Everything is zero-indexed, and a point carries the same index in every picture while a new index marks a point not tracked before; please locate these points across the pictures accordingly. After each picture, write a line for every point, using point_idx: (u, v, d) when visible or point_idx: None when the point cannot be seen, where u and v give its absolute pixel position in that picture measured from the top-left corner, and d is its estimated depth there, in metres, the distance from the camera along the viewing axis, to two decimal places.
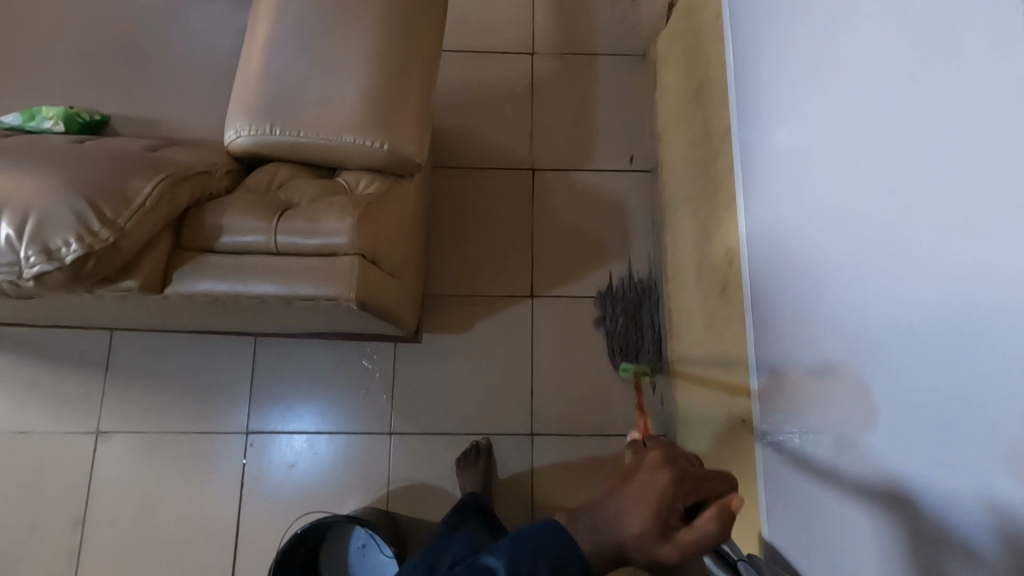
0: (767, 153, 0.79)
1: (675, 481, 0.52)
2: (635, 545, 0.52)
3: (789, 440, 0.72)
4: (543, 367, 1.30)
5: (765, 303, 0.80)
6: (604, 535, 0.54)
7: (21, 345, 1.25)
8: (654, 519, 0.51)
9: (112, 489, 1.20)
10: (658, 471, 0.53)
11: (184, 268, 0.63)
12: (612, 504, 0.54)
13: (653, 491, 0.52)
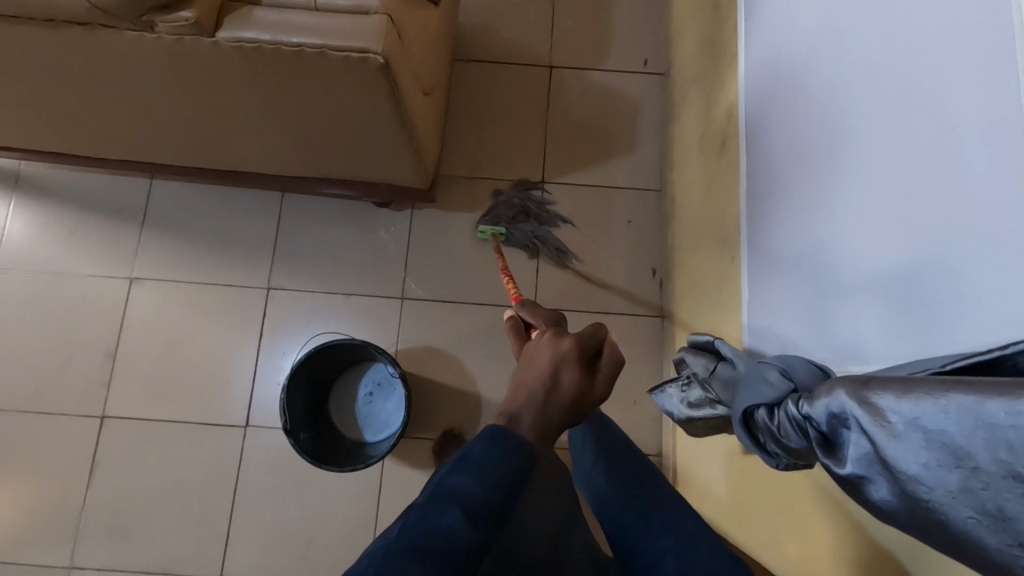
0: (779, 4, 0.83)
1: (578, 338, 0.58)
2: (571, 401, 0.55)
3: (778, 263, 0.79)
4: (549, 249, 1.37)
5: (764, 144, 0.86)
6: (552, 406, 0.54)
7: (66, 196, 1.34)
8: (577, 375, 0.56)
9: (142, 329, 1.30)
10: (565, 337, 0.58)
11: (235, 17, 0.68)
12: (543, 382, 0.55)
13: (564, 353, 0.56)
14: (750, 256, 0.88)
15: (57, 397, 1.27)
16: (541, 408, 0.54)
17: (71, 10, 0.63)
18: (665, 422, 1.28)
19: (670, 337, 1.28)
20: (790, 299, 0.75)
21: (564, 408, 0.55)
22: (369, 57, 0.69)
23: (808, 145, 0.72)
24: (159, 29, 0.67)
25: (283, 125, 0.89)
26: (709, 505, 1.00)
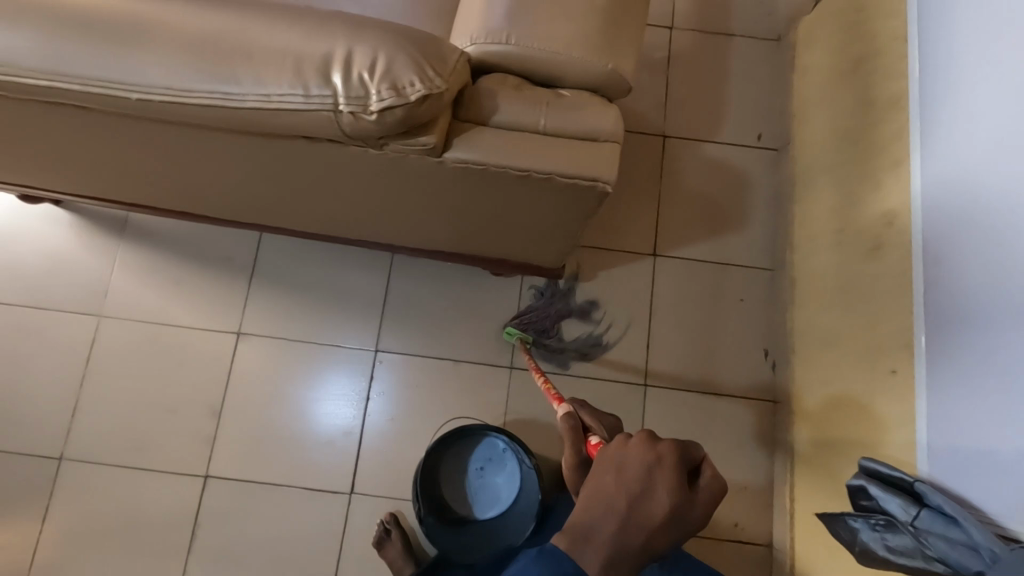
0: (961, 127, 0.83)
1: (671, 450, 0.55)
2: (659, 521, 0.53)
3: (963, 394, 0.78)
4: (660, 323, 1.35)
5: (940, 260, 0.85)
6: (631, 523, 0.52)
7: (175, 245, 1.32)
8: (662, 482, 0.54)
9: (247, 386, 1.28)
10: (657, 443, 0.56)
11: (462, 137, 0.66)
12: (627, 494, 0.53)
13: (673, 462, 0.55)
14: (926, 379, 0.86)
15: (160, 453, 1.24)
16: (653, 521, 0.52)
17: (313, 131, 0.61)
18: (776, 511, 1.25)
19: (784, 423, 1.26)
20: (948, 416, 0.81)
21: (676, 524, 0.54)
22: (596, 186, 0.67)
23: (1004, 304, 0.74)
24: (388, 147, 0.64)
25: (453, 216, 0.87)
26: None
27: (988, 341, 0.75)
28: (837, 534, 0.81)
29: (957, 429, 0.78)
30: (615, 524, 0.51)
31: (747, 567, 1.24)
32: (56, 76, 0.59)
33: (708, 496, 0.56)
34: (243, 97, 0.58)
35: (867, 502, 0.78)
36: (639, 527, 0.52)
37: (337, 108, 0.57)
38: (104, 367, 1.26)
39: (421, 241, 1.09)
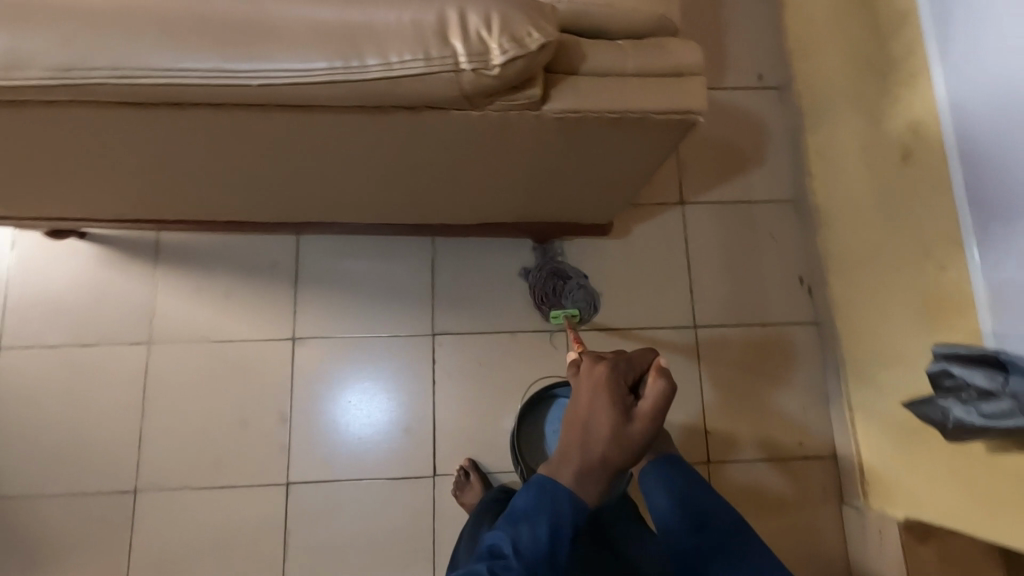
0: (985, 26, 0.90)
1: (603, 372, 0.74)
2: (610, 430, 0.70)
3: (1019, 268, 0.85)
4: (699, 267, 1.40)
5: (979, 153, 0.92)
6: (586, 438, 0.71)
7: (213, 261, 1.31)
8: (608, 406, 0.71)
9: (313, 389, 1.28)
10: (593, 371, 0.75)
11: (559, 88, 0.69)
12: (583, 424, 0.71)
13: (607, 384, 0.73)
14: (977, 268, 0.93)
15: (237, 468, 1.23)
16: (614, 435, 0.70)
17: (430, 97, 0.62)
18: (836, 423, 1.33)
19: (830, 340, 1.33)
20: (1011, 303, 0.87)
21: (628, 429, 0.71)
22: (687, 118, 0.72)
23: None
24: (493, 106, 0.66)
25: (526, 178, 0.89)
26: (936, 501, 1.05)
27: None
28: (930, 417, 0.88)
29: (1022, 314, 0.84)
30: (582, 449, 0.70)
31: (817, 479, 1.31)
32: (171, 75, 0.59)
33: (656, 404, 0.72)
34: (365, 70, 0.59)
35: (954, 381, 0.84)
36: (603, 444, 0.70)
37: (459, 67, 0.59)
38: (164, 392, 1.25)
39: (478, 216, 1.11)
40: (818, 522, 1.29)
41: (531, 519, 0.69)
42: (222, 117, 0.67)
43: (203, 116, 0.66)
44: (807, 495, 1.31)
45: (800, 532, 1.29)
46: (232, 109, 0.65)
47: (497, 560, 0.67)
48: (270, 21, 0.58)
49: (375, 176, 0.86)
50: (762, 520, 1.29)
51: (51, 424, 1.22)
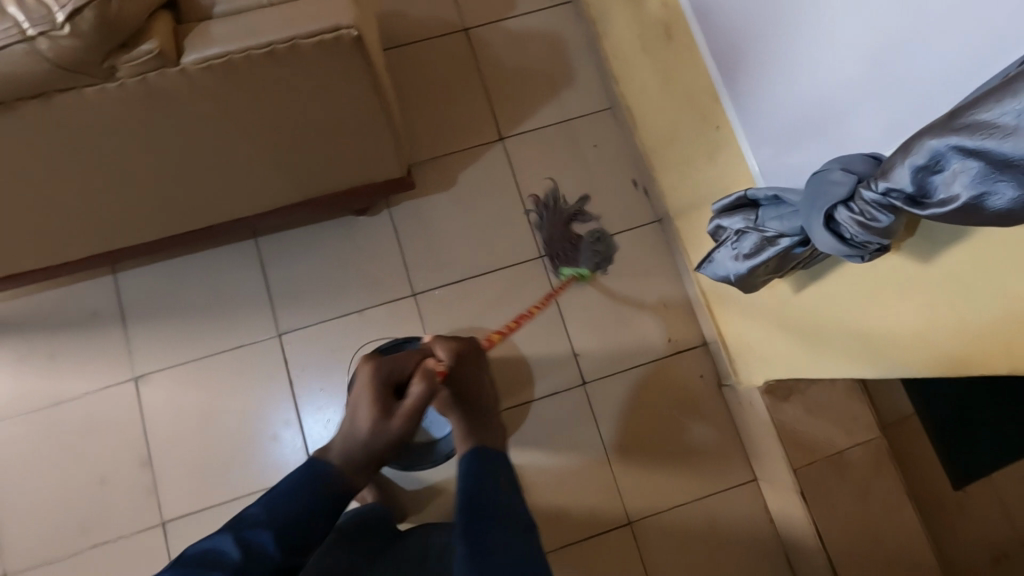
0: None
1: (374, 372, 0.83)
2: (368, 428, 0.81)
3: (759, 103, 0.88)
4: (533, 196, 1.38)
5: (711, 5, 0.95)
6: (352, 432, 0.82)
7: (31, 323, 1.25)
8: (369, 415, 0.81)
9: (169, 421, 1.23)
10: (370, 364, 0.85)
11: (193, 37, 0.65)
12: (353, 415, 0.83)
13: (372, 383, 0.82)
14: (739, 117, 0.94)
15: (107, 521, 1.19)
16: (374, 430, 0.81)
17: (26, 76, 0.58)
18: (698, 311, 1.32)
19: (672, 232, 1.33)
20: (754, 132, 0.91)
21: (384, 425, 0.81)
22: (342, 34, 0.68)
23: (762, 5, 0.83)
24: (122, 73, 0.63)
25: (255, 143, 0.86)
26: (779, 355, 1.05)
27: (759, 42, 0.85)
28: (718, 275, 0.87)
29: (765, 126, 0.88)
30: (350, 439, 0.82)
31: (693, 370, 1.31)
32: None
33: (411, 409, 0.81)
34: None
35: (724, 233, 0.83)
36: (358, 437, 0.81)
37: (26, 35, 0.55)
38: (12, 466, 1.19)
39: (265, 202, 1.07)
40: (702, 410, 1.30)
41: (261, 523, 0.74)
42: None
43: None
44: (687, 387, 1.31)
45: (686, 425, 1.29)
46: None
47: (211, 564, 0.70)
48: None
49: (89, 181, 0.82)
50: (648, 424, 1.29)
51: None
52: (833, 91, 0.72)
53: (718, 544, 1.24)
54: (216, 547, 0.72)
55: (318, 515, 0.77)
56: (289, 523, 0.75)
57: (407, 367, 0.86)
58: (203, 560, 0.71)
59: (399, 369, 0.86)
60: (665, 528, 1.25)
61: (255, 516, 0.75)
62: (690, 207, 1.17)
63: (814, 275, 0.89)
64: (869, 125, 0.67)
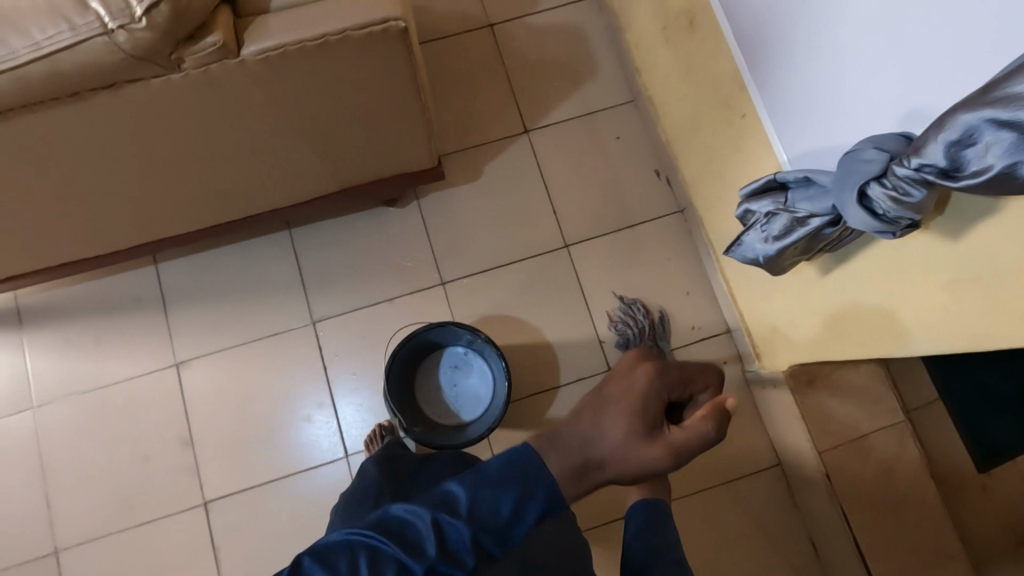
0: None
1: (654, 377, 0.62)
2: (619, 441, 0.59)
3: (779, 91, 0.91)
4: (557, 187, 1.41)
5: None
6: (585, 438, 0.59)
7: (78, 311, 1.30)
8: (640, 424, 0.60)
9: (209, 405, 1.28)
10: (643, 364, 0.64)
11: (251, 30, 0.69)
12: (594, 420, 0.60)
13: (650, 389, 0.62)
14: (763, 101, 0.96)
15: (151, 502, 1.23)
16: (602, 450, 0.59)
17: (103, 67, 0.62)
18: (721, 299, 1.35)
19: (695, 221, 1.35)
20: (775, 120, 0.94)
21: (641, 451, 0.59)
22: (390, 25, 0.71)
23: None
24: (187, 64, 0.67)
25: (298, 133, 0.90)
26: (802, 338, 1.07)
27: (778, 33, 0.88)
28: (748, 257, 0.89)
29: (786, 115, 0.91)
30: (567, 447, 0.58)
31: (716, 356, 1.34)
32: None
33: (658, 460, 0.59)
34: (16, 54, 0.58)
35: (754, 216, 0.85)
36: (623, 462, 0.59)
37: (106, 28, 0.59)
38: (61, 449, 1.24)
39: (304, 193, 1.11)
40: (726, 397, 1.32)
41: (479, 504, 0.54)
42: None
43: None
44: None
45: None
46: None
47: (401, 543, 0.52)
48: None
49: (145, 170, 0.86)
50: None
51: None
52: (852, 82, 0.75)
53: (743, 526, 1.27)
54: (417, 523, 0.53)
55: (530, 516, 0.55)
56: (493, 522, 0.54)
57: (661, 401, 0.62)
58: (397, 540, 0.52)
59: (644, 405, 0.61)
60: (689, 510, 1.28)
61: (494, 500, 0.54)
62: (715, 195, 1.19)
63: (842, 258, 0.91)
64: (890, 108, 0.70)
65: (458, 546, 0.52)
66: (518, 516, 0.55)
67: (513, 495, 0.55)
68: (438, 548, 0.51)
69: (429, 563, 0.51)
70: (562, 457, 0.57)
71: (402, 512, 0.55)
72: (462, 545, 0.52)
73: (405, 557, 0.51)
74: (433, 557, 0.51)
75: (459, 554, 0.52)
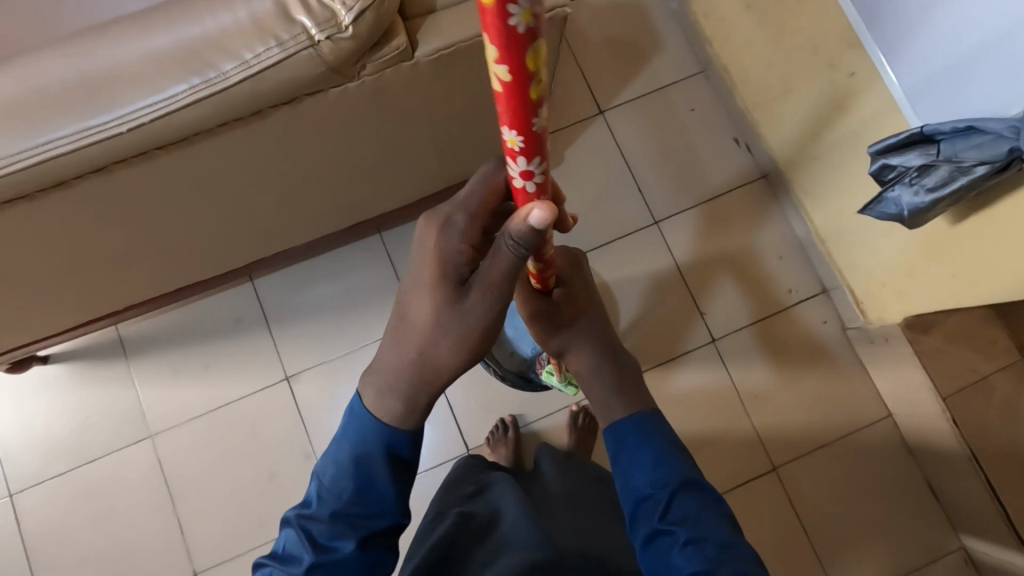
0: None
1: (438, 256, 0.59)
2: (431, 334, 0.61)
3: (910, 44, 0.91)
4: (638, 164, 1.41)
5: None
6: (403, 335, 0.63)
7: (182, 335, 1.29)
8: (435, 319, 0.60)
9: (323, 416, 1.28)
10: (436, 247, 0.59)
11: (423, 29, 0.68)
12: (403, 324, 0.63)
13: (439, 262, 0.59)
14: (885, 56, 0.97)
15: (280, 516, 1.24)
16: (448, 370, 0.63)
17: (301, 81, 0.62)
18: (816, 261, 1.36)
19: (782, 186, 1.36)
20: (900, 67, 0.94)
21: (459, 330, 0.60)
22: (556, 13, 0.71)
23: None
24: (368, 71, 0.66)
25: (433, 132, 0.89)
26: (913, 291, 1.10)
27: None
28: (888, 213, 0.92)
29: (915, 67, 0.91)
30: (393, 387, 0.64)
31: (818, 317, 1.35)
32: (41, 148, 0.59)
33: (481, 305, 0.59)
34: (226, 76, 0.58)
35: (895, 170, 0.88)
36: (464, 343, 0.61)
37: (313, 40, 0.58)
38: (185, 474, 1.25)
39: (412, 195, 1.10)
40: (830, 354, 1.34)
41: (327, 459, 0.66)
42: (110, 179, 0.67)
43: (92, 184, 0.67)
44: (815, 336, 1.35)
45: (804, 381, 1.33)
46: (119, 165, 0.65)
47: (285, 562, 0.65)
48: (117, 65, 0.58)
49: (289, 183, 0.85)
50: (780, 373, 1.33)
51: (90, 544, 1.22)
52: (1002, 36, 0.76)
53: (862, 477, 1.29)
54: (295, 539, 0.64)
55: (379, 476, 0.64)
56: (340, 495, 0.64)
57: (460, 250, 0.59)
58: (285, 555, 0.65)
59: (447, 270, 0.59)
60: (809, 469, 1.30)
61: (336, 480, 0.64)
62: (814, 156, 1.20)
63: (981, 205, 0.91)
64: None
65: (326, 540, 0.64)
66: (350, 479, 0.64)
67: (357, 470, 0.64)
68: (310, 547, 0.63)
69: (309, 563, 0.63)
70: (380, 397, 0.64)
71: (282, 538, 0.67)
72: (330, 535, 0.63)
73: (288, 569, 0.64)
74: (309, 557, 0.63)
75: (329, 541, 0.63)
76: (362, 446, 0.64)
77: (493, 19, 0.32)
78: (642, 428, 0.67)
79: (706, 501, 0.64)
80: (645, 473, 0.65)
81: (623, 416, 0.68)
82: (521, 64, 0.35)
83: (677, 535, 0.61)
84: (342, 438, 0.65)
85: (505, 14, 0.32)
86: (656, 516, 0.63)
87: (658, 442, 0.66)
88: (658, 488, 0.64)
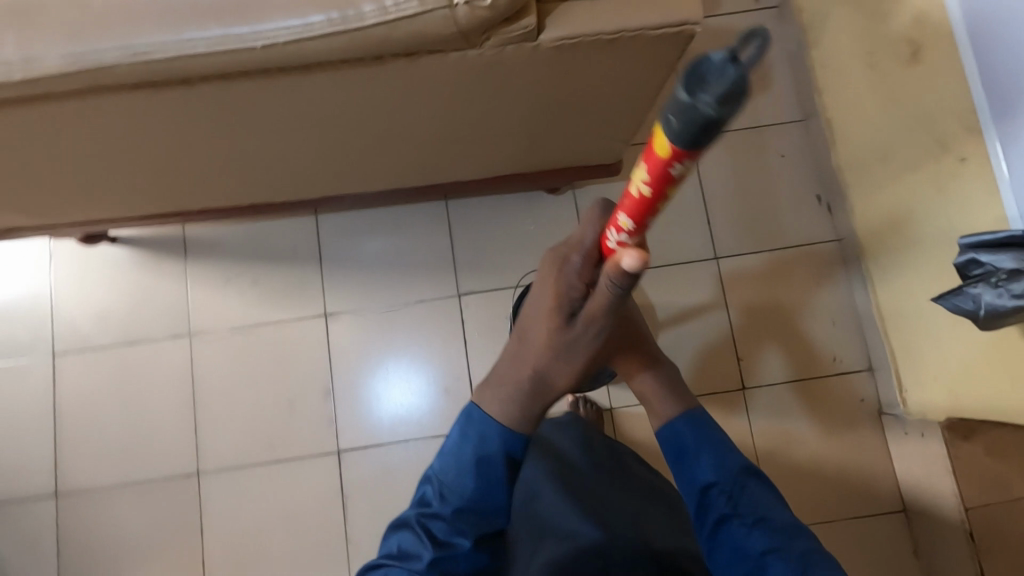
0: None
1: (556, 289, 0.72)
2: (545, 359, 0.77)
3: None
4: (713, 196, 1.40)
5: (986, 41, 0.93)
6: (521, 360, 0.79)
7: (242, 248, 1.35)
8: (550, 340, 0.75)
9: (351, 361, 1.32)
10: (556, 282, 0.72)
11: (553, 16, 0.69)
12: (521, 344, 0.79)
13: (558, 294, 0.72)
14: (1002, 148, 0.91)
15: (290, 441, 1.29)
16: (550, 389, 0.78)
17: (429, 38, 0.64)
18: (869, 338, 1.32)
19: (854, 254, 1.33)
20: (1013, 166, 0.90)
21: (572, 361, 0.77)
22: (685, 29, 0.71)
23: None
24: (491, 43, 0.68)
25: (529, 117, 0.90)
26: (966, 394, 1.06)
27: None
28: (961, 308, 0.89)
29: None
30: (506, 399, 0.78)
31: (855, 394, 1.32)
32: (180, 44, 0.63)
33: (589, 332, 0.73)
34: (362, 16, 0.62)
35: (981, 268, 0.85)
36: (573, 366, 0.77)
37: (452, 3, 0.61)
38: (212, 379, 1.31)
39: (489, 171, 1.12)
40: (859, 433, 1.31)
41: (450, 462, 0.78)
42: (228, 88, 0.71)
43: (212, 88, 0.70)
44: (848, 411, 1.32)
45: (825, 452, 1.30)
46: (241, 77, 0.69)
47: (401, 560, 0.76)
48: None
49: (383, 131, 0.88)
50: (803, 439, 1.31)
51: (112, 420, 1.30)
52: None
53: (859, 563, 1.26)
54: (415, 538, 0.77)
55: (499, 477, 0.77)
56: (462, 495, 0.77)
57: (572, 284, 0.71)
58: (399, 553, 0.77)
59: (566, 301, 0.72)
60: None
61: (458, 482, 0.77)
62: (898, 232, 1.16)
63: None
64: None
65: (445, 537, 0.76)
66: (472, 481, 0.76)
67: (478, 473, 0.76)
68: (429, 545, 0.76)
69: (429, 558, 0.75)
70: (501, 405, 0.78)
71: (397, 538, 0.79)
72: (449, 532, 0.76)
73: (409, 565, 0.75)
74: (430, 553, 0.75)
75: (450, 538, 0.76)
76: (486, 453, 0.77)
77: (659, 163, 0.49)
78: (693, 424, 0.86)
79: (763, 486, 0.82)
80: (706, 468, 0.83)
81: (676, 415, 0.88)
82: (661, 190, 0.52)
83: (745, 519, 0.79)
84: (465, 449, 0.78)
85: (669, 163, 0.48)
86: (718, 497, 0.82)
87: (714, 436, 0.85)
88: (723, 477, 0.82)
